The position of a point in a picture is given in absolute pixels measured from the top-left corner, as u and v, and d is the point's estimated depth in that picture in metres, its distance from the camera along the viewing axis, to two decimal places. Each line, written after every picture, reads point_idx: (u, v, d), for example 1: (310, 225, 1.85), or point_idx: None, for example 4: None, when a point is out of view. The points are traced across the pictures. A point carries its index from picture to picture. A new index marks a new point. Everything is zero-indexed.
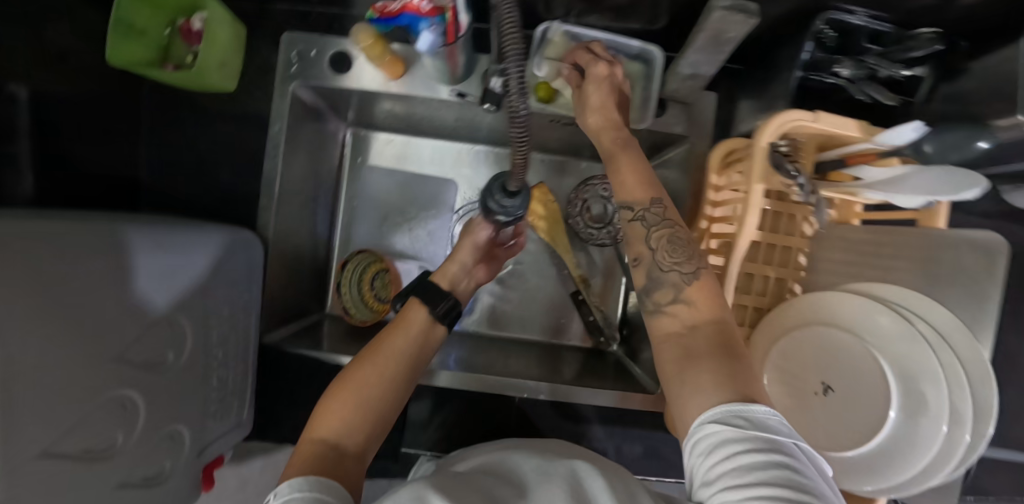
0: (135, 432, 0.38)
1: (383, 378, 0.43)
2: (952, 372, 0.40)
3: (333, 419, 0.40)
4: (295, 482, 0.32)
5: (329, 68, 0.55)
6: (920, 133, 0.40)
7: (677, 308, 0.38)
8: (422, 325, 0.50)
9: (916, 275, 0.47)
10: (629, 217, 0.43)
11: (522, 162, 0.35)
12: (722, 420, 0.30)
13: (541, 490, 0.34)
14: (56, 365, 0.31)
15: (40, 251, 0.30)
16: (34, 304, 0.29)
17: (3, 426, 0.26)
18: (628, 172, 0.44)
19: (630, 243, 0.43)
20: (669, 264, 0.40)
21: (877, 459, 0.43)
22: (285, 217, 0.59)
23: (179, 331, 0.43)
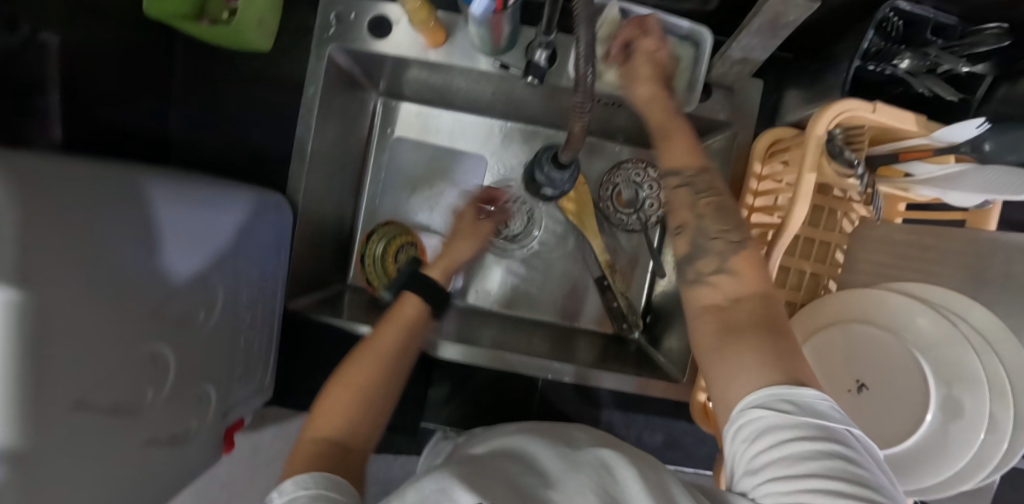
0: (166, 389, 0.38)
1: (381, 372, 0.43)
2: (994, 379, 0.40)
3: (332, 416, 0.39)
4: (301, 479, 0.31)
5: (367, 32, 0.53)
6: (981, 131, 0.39)
7: (719, 279, 0.37)
8: (417, 316, 0.49)
9: (962, 279, 0.45)
10: (674, 183, 0.42)
11: (581, 131, 0.39)
12: (764, 409, 0.29)
13: (569, 482, 0.34)
14: (98, 315, 0.30)
15: (84, 195, 0.29)
16: (80, 251, 0.28)
17: (42, 374, 0.26)
18: (674, 142, 0.43)
19: (674, 208, 0.42)
20: (714, 232, 0.39)
21: (906, 459, 0.43)
22: (315, 183, 0.59)
23: (212, 290, 0.42)
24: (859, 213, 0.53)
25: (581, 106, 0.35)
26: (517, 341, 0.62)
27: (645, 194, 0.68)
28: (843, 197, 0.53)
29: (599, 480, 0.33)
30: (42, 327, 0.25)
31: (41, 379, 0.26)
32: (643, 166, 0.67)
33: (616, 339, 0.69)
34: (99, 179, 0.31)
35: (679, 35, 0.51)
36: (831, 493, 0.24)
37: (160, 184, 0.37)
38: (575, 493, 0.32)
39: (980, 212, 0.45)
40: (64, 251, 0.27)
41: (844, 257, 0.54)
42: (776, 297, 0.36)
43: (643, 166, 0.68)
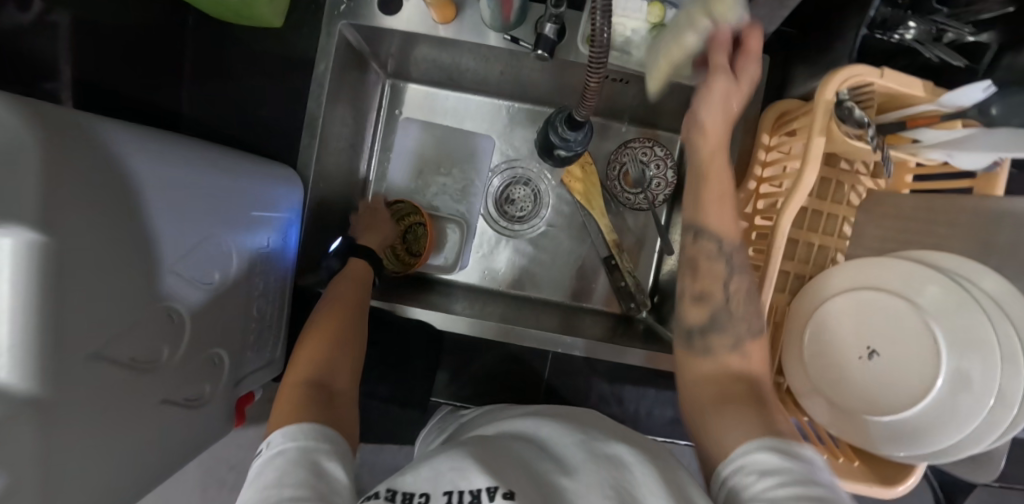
0: (180, 349, 0.38)
1: (346, 327, 0.47)
2: (1008, 346, 0.40)
3: (307, 367, 0.42)
4: (289, 432, 0.34)
5: (377, 8, 0.54)
6: (989, 94, 0.40)
7: (729, 356, 0.42)
8: (364, 281, 0.55)
9: (971, 245, 0.45)
10: (712, 250, 0.45)
11: (596, 91, 0.40)
12: (743, 457, 0.33)
13: (589, 472, 0.33)
14: (120, 260, 0.30)
15: (108, 146, 0.29)
16: (108, 194, 0.29)
17: (60, 313, 0.25)
18: (718, 203, 0.45)
19: (703, 275, 0.45)
20: (739, 315, 0.43)
21: (915, 426, 0.43)
22: (325, 161, 0.59)
23: (228, 254, 0.43)
24: (866, 186, 0.54)
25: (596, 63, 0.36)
26: (524, 318, 0.63)
27: (652, 174, 0.68)
28: (850, 170, 0.54)
29: (617, 476, 0.32)
30: (65, 270, 0.25)
31: (63, 323, 0.26)
32: (650, 146, 0.67)
33: (624, 319, 0.69)
34: (118, 132, 0.31)
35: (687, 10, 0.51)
36: None
37: (176, 147, 0.37)
38: (594, 484, 0.31)
39: (988, 177, 0.45)
40: (88, 198, 0.27)
41: (851, 230, 0.54)
42: (773, 385, 0.42)
43: (650, 145, 0.67)
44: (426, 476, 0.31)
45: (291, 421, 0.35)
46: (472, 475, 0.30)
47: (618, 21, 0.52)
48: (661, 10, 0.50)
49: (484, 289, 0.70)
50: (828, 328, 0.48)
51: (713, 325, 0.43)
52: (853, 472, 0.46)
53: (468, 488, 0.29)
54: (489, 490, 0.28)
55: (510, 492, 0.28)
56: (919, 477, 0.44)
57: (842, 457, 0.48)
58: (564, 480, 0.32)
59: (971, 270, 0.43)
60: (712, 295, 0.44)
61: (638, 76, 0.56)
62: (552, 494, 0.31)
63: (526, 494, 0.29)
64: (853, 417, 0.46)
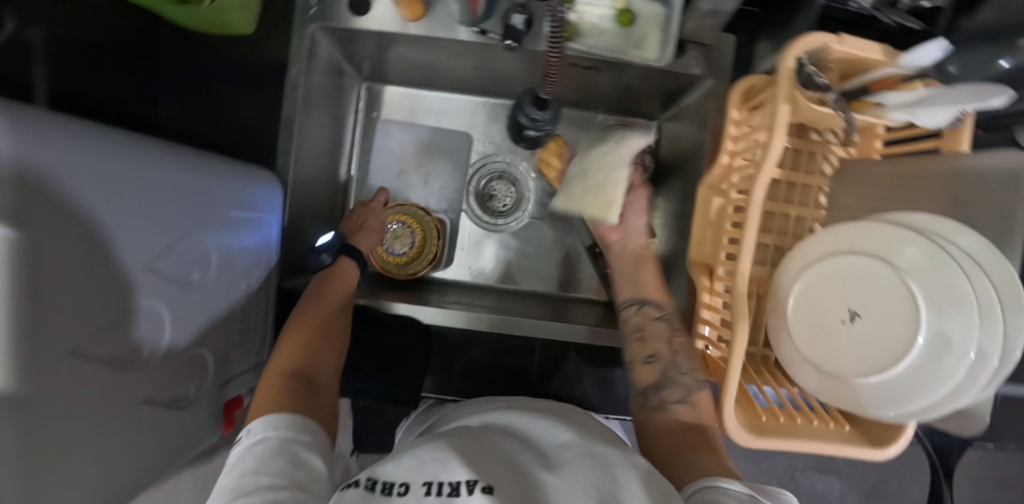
0: (160, 348, 0.39)
1: (330, 323, 0.50)
2: (986, 300, 0.40)
3: (291, 357, 0.45)
4: (266, 421, 0.36)
5: (347, 10, 0.54)
6: (944, 52, 0.39)
7: (682, 406, 0.49)
8: (352, 280, 0.57)
9: (942, 203, 0.46)
10: (653, 313, 0.56)
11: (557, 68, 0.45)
12: (706, 481, 0.36)
13: (572, 470, 0.32)
14: (100, 254, 0.31)
15: (81, 146, 0.30)
16: (88, 190, 0.29)
17: (42, 303, 0.26)
18: (649, 281, 0.59)
19: (651, 341, 0.54)
20: (684, 367, 0.51)
21: (899, 385, 0.42)
22: (305, 164, 0.60)
23: (205, 252, 0.44)
24: (837, 155, 0.54)
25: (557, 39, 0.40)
26: (517, 308, 0.66)
27: None
28: (821, 140, 0.54)
29: (601, 473, 0.31)
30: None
31: (43, 319, 0.26)
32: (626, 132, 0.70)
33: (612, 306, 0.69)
34: (89, 134, 0.32)
35: None
36: None
37: (149, 148, 0.38)
38: (577, 486, 0.30)
39: (953, 134, 0.44)
40: (66, 196, 0.28)
41: (826, 199, 0.55)
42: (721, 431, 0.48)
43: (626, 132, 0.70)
44: (407, 466, 0.31)
45: (270, 408, 0.38)
46: (453, 467, 0.29)
47: (584, 7, 0.54)
48: None
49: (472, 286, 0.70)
50: (807, 296, 0.48)
51: (664, 382, 0.51)
52: (844, 435, 0.47)
53: (448, 479, 0.29)
54: (469, 483, 0.28)
55: (489, 487, 0.27)
56: (909, 438, 0.44)
57: (833, 422, 0.48)
58: (543, 475, 0.32)
59: (949, 228, 0.43)
60: (659, 354, 0.53)
61: (608, 63, 0.57)
62: (535, 488, 0.31)
63: (505, 490, 0.28)
64: (840, 381, 0.45)
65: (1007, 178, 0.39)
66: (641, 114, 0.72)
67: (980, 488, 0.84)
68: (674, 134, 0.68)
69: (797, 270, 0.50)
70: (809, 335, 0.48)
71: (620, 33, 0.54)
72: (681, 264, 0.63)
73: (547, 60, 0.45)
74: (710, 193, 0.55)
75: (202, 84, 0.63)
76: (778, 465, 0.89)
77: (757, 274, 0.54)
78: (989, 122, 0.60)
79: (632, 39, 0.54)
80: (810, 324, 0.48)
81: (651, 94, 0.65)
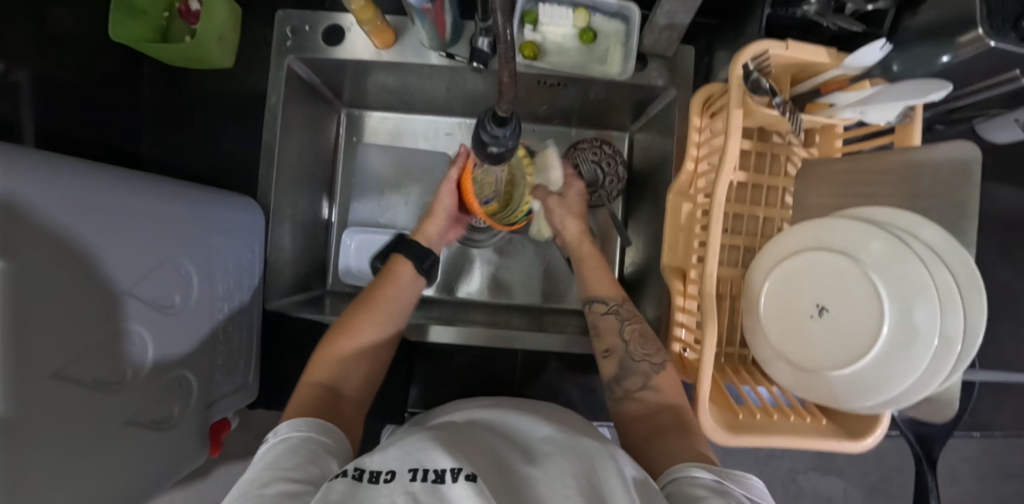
0: (144, 370, 0.39)
1: (371, 335, 0.48)
2: (946, 290, 0.40)
3: (324, 366, 0.45)
4: (294, 423, 0.37)
5: (322, 41, 0.58)
6: (885, 52, 0.41)
7: (645, 394, 0.49)
8: (407, 283, 0.53)
9: (900, 196, 0.46)
10: (603, 308, 0.56)
11: (510, 84, 0.35)
12: (678, 470, 0.38)
13: (552, 462, 0.33)
14: (81, 276, 0.32)
15: (64, 176, 0.32)
16: (66, 220, 0.31)
17: (25, 321, 0.27)
18: (600, 276, 0.59)
19: (605, 333, 0.55)
20: (640, 355, 0.51)
21: (871, 377, 0.42)
22: (286, 188, 0.62)
23: (187, 275, 0.45)
24: (800, 155, 0.55)
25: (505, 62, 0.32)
26: (501, 322, 0.68)
27: (604, 171, 0.71)
28: (783, 142, 0.55)
29: (586, 466, 0.32)
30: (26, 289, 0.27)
31: (26, 339, 0.27)
32: (599, 145, 0.71)
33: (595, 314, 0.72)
34: (73, 165, 0.34)
35: (607, 13, 0.57)
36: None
37: (129, 177, 0.40)
38: (556, 474, 0.31)
39: (905, 129, 0.46)
40: (50, 223, 0.29)
41: (793, 199, 0.56)
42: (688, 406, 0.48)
43: (598, 144, 0.72)
44: (394, 455, 0.31)
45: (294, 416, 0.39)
46: (438, 456, 0.29)
47: (548, 28, 0.57)
48: (585, 15, 0.55)
49: (451, 303, 0.72)
50: (779, 293, 0.48)
51: (623, 373, 0.51)
52: (819, 429, 0.47)
53: (433, 467, 0.29)
54: (452, 471, 0.28)
55: (473, 474, 0.28)
56: (884, 428, 0.44)
57: (810, 417, 0.49)
58: (524, 468, 0.33)
59: (904, 218, 0.43)
60: (615, 347, 0.53)
61: (574, 79, 0.60)
62: (518, 482, 0.31)
63: (488, 481, 0.28)
64: (814, 374, 0.45)
65: (958, 168, 0.40)
66: (615, 126, 0.74)
67: (981, 478, 0.84)
68: (646, 144, 0.70)
69: (766, 269, 0.50)
70: (783, 332, 0.48)
71: (582, 51, 0.58)
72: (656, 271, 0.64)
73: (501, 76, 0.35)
74: (678, 199, 0.57)
75: (188, 118, 0.67)
76: (778, 467, 0.88)
77: (729, 275, 0.55)
78: (943, 117, 0.62)
79: (593, 57, 0.57)
80: (784, 320, 0.48)
81: (620, 107, 0.68)
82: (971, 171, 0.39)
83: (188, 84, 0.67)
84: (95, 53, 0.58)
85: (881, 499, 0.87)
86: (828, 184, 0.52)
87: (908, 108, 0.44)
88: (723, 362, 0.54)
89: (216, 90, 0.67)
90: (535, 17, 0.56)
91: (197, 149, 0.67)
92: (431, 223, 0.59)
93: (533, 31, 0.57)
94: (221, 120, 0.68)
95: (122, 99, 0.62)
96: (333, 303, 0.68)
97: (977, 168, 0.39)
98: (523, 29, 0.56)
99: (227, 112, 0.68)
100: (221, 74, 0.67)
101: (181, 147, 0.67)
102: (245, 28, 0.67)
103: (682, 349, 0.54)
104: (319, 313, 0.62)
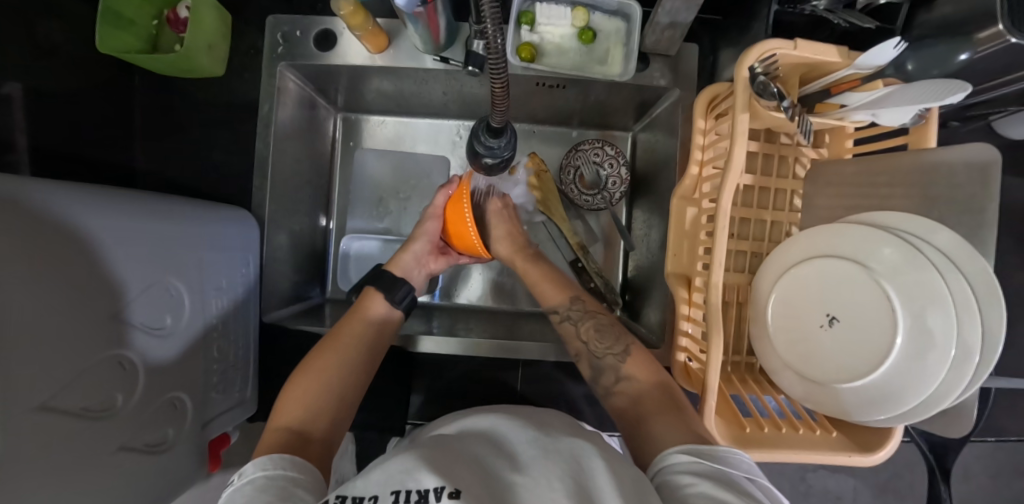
0: (135, 394, 0.39)
1: (340, 365, 0.47)
2: (961, 298, 0.37)
3: (293, 409, 0.43)
4: (260, 462, 0.34)
5: (314, 47, 0.57)
6: (899, 51, 0.38)
7: (621, 387, 0.47)
8: (379, 316, 0.54)
9: (913, 199, 0.44)
10: (559, 315, 0.55)
11: (505, 99, 0.45)
12: (662, 461, 0.36)
13: (541, 467, 0.32)
14: (59, 304, 0.31)
15: (45, 207, 0.31)
16: (40, 247, 0.30)
17: (7, 355, 0.26)
18: (544, 283, 0.58)
19: (567, 340, 0.54)
20: (602, 350, 0.50)
21: (888, 391, 0.39)
22: (281, 198, 0.62)
23: (176, 294, 0.44)
24: (808, 157, 0.54)
25: (497, 69, 0.39)
26: (503, 328, 0.67)
27: (607, 173, 0.70)
28: (791, 143, 0.53)
29: (573, 469, 0.31)
30: (8, 327, 0.26)
31: (10, 377, 0.27)
32: (601, 146, 0.69)
33: None
34: (54, 193, 0.33)
35: (607, 12, 0.55)
36: (718, 486, 0.30)
37: (114, 199, 0.39)
38: (544, 478, 0.30)
39: (919, 131, 0.44)
40: (32, 258, 0.29)
41: (801, 201, 0.54)
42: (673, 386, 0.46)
43: (600, 146, 0.70)
44: (377, 479, 0.30)
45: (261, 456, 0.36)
46: (421, 476, 0.29)
47: (545, 28, 0.55)
48: (585, 13, 0.53)
49: (454, 309, 0.72)
50: (787, 302, 0.45)
51: (596, 373, 0.50)
52: (829, 442, 0.45)
53: (416, 488, 0.28)
54: (436, 490, 0.27)
55: (456, 491, 0.27)
56: (897, 440, 0.42)
57: (820, 428, 0.47)
58: (511, 473, 0.31)
59: (916, 224, 0.40)
60: (580, 351, 0.52)
61: (575, 80, 0.58)
62: (505, 490, 0.29)
63: (475, 491, 0.28)
64: (825, 387, 0.42)
65: (977, 172, 0.37)
66: (618, 127, 0.73)
67: (994, 476, 0.82)
68: (649, 144, 0.68)
69: (772, 277, 0.47)
70: (792, 344, 0.44)
71: (581, 53, 0.56)
72: (660, 277, 0.63)
73: (495, 93, 0.44)
74: (682, 203, 0.55)
75: (182, 128, 0.66)
76: (786, 466, 0.87)
77: (736, 282, 0.53)
78: (959, 113, 0.59)
79: (593, 58, 0.55)
80: (793, 331, 0.45)
81: (622, 107, 0.66)
82: (990, 177, 0.36)
83: (181, 92, 0.66)
84: (84, 65, 0.57)
85: (892, 498, 0.86)
86: (838, 189, 0.50)
87: (924, 109, 0.41)
88: (730, 371, 0.53)
89: (210, 97, 0.67)
90: (532, 18, 0.54)
91: (192, 158, 0.67)
92: (406, 252, 0.60)
93: (530, 32, 0.55)
94: (215, 130, 0.67)
95: (114, 110, 0.62)
96: (332, 312, 0.68)
97: (998, 172, 0.36)
98: (520, 30, 0.55)
99: (221, 120, 0.67)
100: (214, 82, 0.66)
101: (176, 157, 0.66)
102: (237, 34, 0.66)
103: (687, 357, 0.52)
104: (318, 324, 0.61)
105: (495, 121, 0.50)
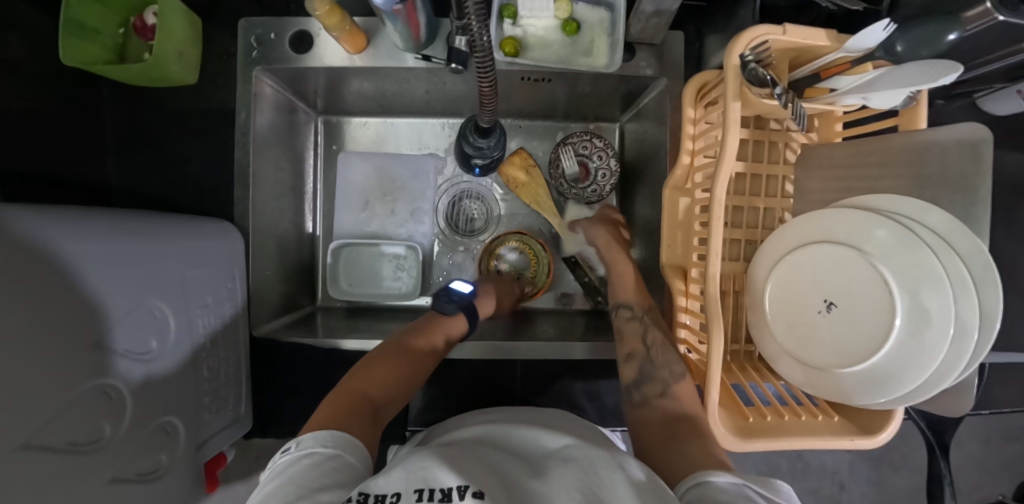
0: (123, 423, 0.38)
1: (417, 361, 0.50)
2: (956, 276, 0.37)
3: (367, 384, 0.44)
4: (318, 437, 0.34)
5: (289, 49, 0.55)
6: (889, 32, 0.36)
7: (664, 401, 0.47)
8: (455, 332, 0.57)
9: (905, 181, 0.43)
10: (629, 314, 0.57)
11: (492, 89, 0.42)
12: (701, 477, 0.35)
13: (557, 475, 0.31)
14: (37, 339, 0.30)
15: (12, 233, 0.29)
16: (17, 282, 0.28)
17: None
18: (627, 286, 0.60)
19: (628, 338, 0.55)
20: (660, 360, 0.51)
21: (889, 373, 0.39)
22: (265, 205, 0.60)
23: (161, 315, 0.43)
24: (799, 142, 0.53)
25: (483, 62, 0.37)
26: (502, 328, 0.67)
27: (596, 165, 0.70)
28: (781, 128, 0.53)
29: (587, 477, 0.31)
30: None
31: None
32: (589, 139, 0.69)
33: (594, 313, 0.71)
34: (22, 217, 0.31)
35: (590, 2, 0.54)
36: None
37: (85, 220, 0.37)
38: (563, 488, 0.29)
39: (910, 113, 0.43)
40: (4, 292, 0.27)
41: (793, 187, 0.53)
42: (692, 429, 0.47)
43: (588, 138, 0.69)
44: (399, 476, 0.28)
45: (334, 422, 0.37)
46: (443, 475, 0.28)
47: (528, 21, 0.54)
48: (567, 5, 0.52)
49: None
50: (783, 290, 0.45)
51: (643, 378, 0.51)
52: (833, 428, 0.45)
53: (440, 487, 0.27)
54: (459, 488, 0.26)
55: (480, 492, 0.26)
56: (899, 421, 0.42)
57: (821, 415, 0.47)
58: (531, 478, 0.31)
59: (909, 205, 0.40)
60: (637, 351, 0.53)
61: (561, 73, 0.57)
62: (522, 494, 0.29)
63: (495, 494, 0.27)
64: (824, 372, 0.42)
65: (968, 150, 0.37)
66: (606, 118, 0.72)
67: (984, 443, 0.84)
68: (637, 135, 0.68)
69: (767, 265, 0.47)
70: (792, 328, 0.44)
71: (567, 46, 0.55)
72: (654, 269, 0.63)
73: (482, 90, 0.42)
74: (675, 193, 0.55)
75: (155, 140, 0.64)
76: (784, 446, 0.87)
77: (732, 271, 0.52)
78: (946, 90, 0.59)
79: (578, 50, 0.54)
80: (792, 318, 0.44)
81: (609, 98, 0.65)
82: (982, 153, 0.36)
83: (151, 102, 0.64)
84: (47, 78, 0.54)
85: (887, 470, 0.88)
86: (829, 173, 0.49)
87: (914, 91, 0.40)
88: (730, 360, 0.53)
89: (182, 106, 0.64)
90: (514, 11, 0.53)
91: (166, 171, 0.64)
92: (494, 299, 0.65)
93: (513, 26, 0.54)
94: (191, 141, 0.65)
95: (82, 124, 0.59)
96: (325, 320, 0.67)
97: (988, 150, 0.35)
98: (502, 24, 0.54)
99: (194, 128, 0.65)
100: (187, 91, 0.64)
101: (150, 170, 0.64)
102: (207, 39, 0.63)
103: (687, 349, 0.52)
104: (309, 335, 0.59)
105: (484, 117, 0.49)
